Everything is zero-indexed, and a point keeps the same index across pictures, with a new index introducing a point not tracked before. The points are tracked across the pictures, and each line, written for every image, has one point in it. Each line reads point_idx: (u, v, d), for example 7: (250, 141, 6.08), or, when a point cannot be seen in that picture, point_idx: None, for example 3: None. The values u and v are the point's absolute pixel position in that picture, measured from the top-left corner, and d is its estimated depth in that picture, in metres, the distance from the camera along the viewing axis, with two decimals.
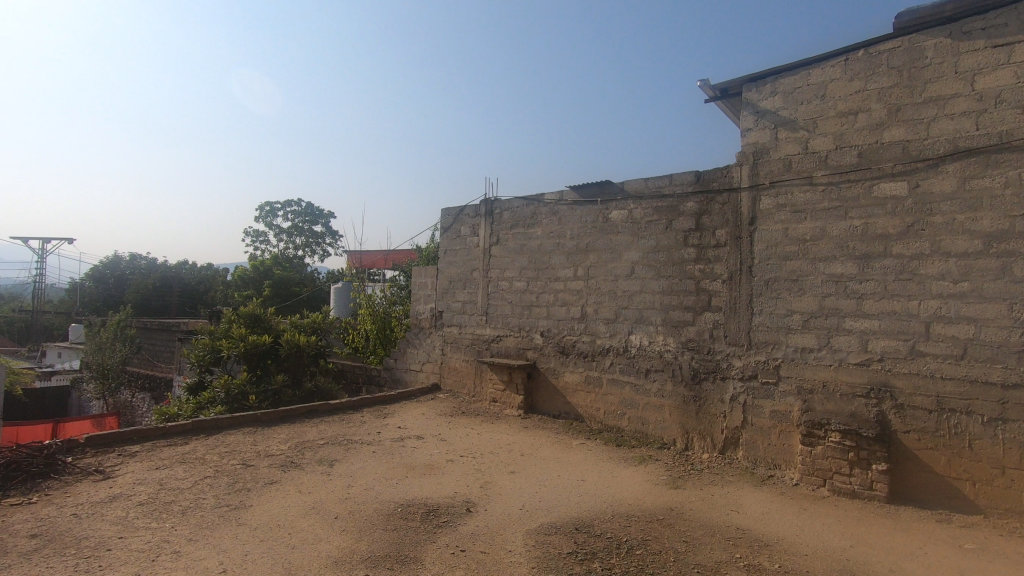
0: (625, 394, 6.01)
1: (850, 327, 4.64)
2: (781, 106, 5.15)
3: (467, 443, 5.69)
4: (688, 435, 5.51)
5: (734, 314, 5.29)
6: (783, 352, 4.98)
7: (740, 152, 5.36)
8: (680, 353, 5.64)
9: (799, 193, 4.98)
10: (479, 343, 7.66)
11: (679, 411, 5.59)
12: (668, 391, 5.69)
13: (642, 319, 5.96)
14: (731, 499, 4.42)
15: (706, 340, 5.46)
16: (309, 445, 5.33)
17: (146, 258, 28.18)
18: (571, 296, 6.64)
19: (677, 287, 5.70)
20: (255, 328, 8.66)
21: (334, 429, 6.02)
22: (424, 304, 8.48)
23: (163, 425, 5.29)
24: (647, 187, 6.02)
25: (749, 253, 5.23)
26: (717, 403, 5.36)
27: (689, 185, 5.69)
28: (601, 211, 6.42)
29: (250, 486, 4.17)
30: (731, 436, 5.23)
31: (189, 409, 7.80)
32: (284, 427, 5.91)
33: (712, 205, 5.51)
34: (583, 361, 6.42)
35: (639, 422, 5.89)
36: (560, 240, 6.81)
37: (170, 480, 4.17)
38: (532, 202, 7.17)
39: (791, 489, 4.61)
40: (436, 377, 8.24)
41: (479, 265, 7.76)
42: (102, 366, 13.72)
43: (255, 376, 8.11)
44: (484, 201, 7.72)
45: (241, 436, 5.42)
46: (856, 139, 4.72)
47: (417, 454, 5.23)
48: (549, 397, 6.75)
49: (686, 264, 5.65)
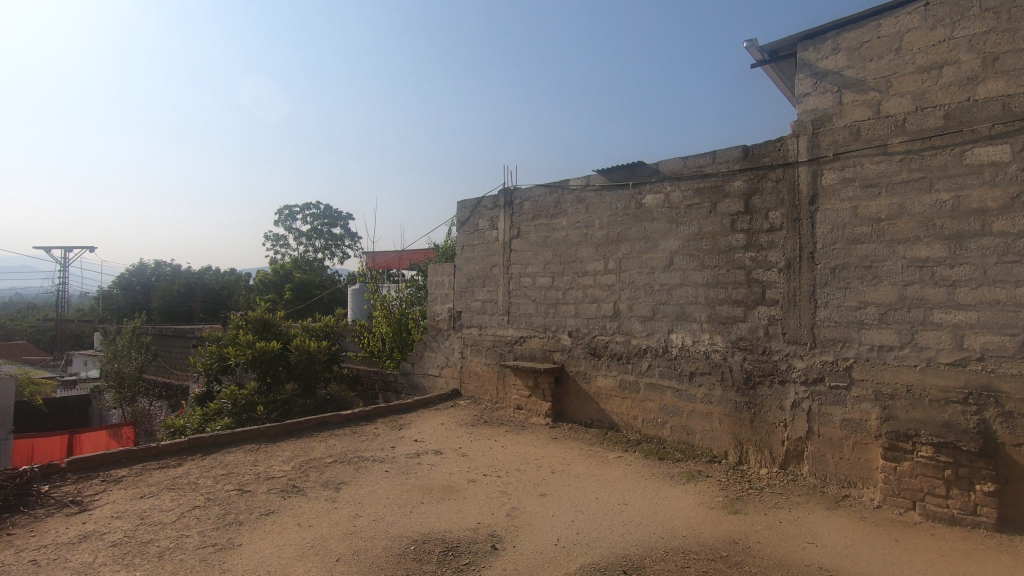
0: (667, 400, 5.35)
1: (940, 321, 3.93)
2: (846, 65, 4.43)
3: (490, 458, 5.10)
4: (742, 447, 4.83)
5: (794, 308, 4.60)
6: (856, 351, 4.27)
7: (797, 121, 4.66)
8: (730, 354, 4.97)
9: (870, 164, 4.26)
10: (500, 345, 7.06)
11: (731, 419, 4.92)
12: (717, 397, 5.02)
13: (684, 316, 5.29)
14: (803, 526, 3.75)
15: (760, 338, 4.79)
16: (315, 464, 4.79)
17: (169, 266, 28.30)
18: (601, 292, 5.99)
19: (724, 278, 5.02)
20: (264, 334, 8.21)
21: (344, 444, 5.48)
22: (441, 304, 7.91)
23: (156, 444, 4.81)
24: (686, 167, 5.36)
25: (810, 237, 4.52)
26: (775, 410, 4.68)
27: (735, 162, 5.01)
28: (633, 196, 5.77)
29: (242, 519, 3.63)
30: (794, 449, 4.55)
31: (196, 422, 7.34)
32: (290, 443, 5.39)
33: (764, 183, 4.82)
34: (617, 364, 5.78)
35: (683, 432, 5.22)
36: (588, 231, 6.16)
37: (152, 513, 3.66)
38: (555, 189, 6.54)
39: (874, 513, 3.91)
40: (455, 381, 7.67)
41: (499, 260, 7.15)
42: (118, 374, 13.60)
43: (264, 386, 7.60)
44: (503, 191, 7.12)
45: (242, 455, 4.91)
46: (942, 98, 3.99)
47: (435, 474, 4.65)
48: (580, 404, 6.12)
49: (735, 252, 4.96)
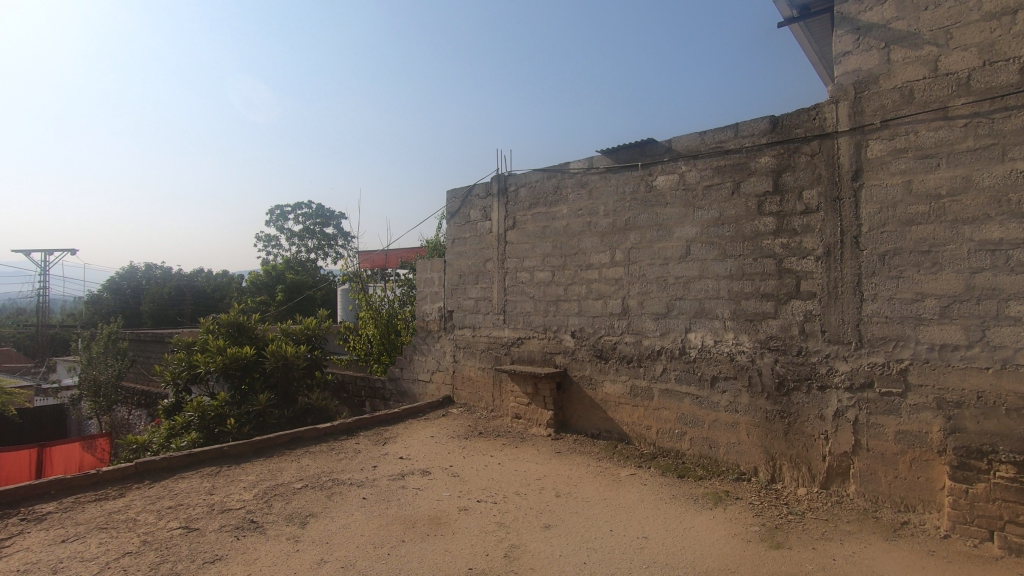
0: (685, 408, 4.71)
1: (1018, 315, 3.29)
2: (894, 16, 3.79)
3: (484, 479, 4.44)
4: (775, 463, 4.19)
5: (835, 302, 3.96)
6: (912, 351, 3.63)
7: (835, 86, 4.03)
8: (759, 356, 4.33)
9: (926, 130, 3.62)
10: (496, 347, 6.40)
11: (761, 430, 4.28)
12: (744, 405, 4.38)
13: (704, 313, 4.65)
14: (861, 564, 3.11)
15: (795, 338, 4.15)
16: (281, 492, 4.13)
17: (160, 268, 27.66)
18: (608, 288, 5.34)
19: (751, 269, 4.38)
20: (238, 338, 7.51)
21: (319, 464, 4.82)
22: (431, 303, 7.25)
23: (96, 471, 4.14)
24: (704, 143, 4.72)
25: (853, 219, 3.89)
26: (814, 420, 4.04)
27: (762, 135, 4.37)
28: (642, 177, 5.12)
29: (179, 568, 2.97)
30: (838, 466, 3.91)
31: (161, 437, 6.65)
32: (257, 464, 4.73)
33: (796, 158, 4.18)
34: (627, 368, 5.14)
35: (705, 445, 4.58)
36: (591, 218, 5.51)
37: (71, 562, 3.01)
38: (554, 173, 5.88)
39: (942, 545, 3.28)
40: (448, 388, 7.02)
41: (493, 254, 6.50)
42: (94, 381, 12.83)
43: (237, 396, 6.91)
44: (497, 178, 6.47)
45: (197, 481, 4.25)
46: (1016, 48, 3.34)
47: (421, 500, 4.00)
48: (586, 412, 5.47)
49: (763, 238, 4.32)
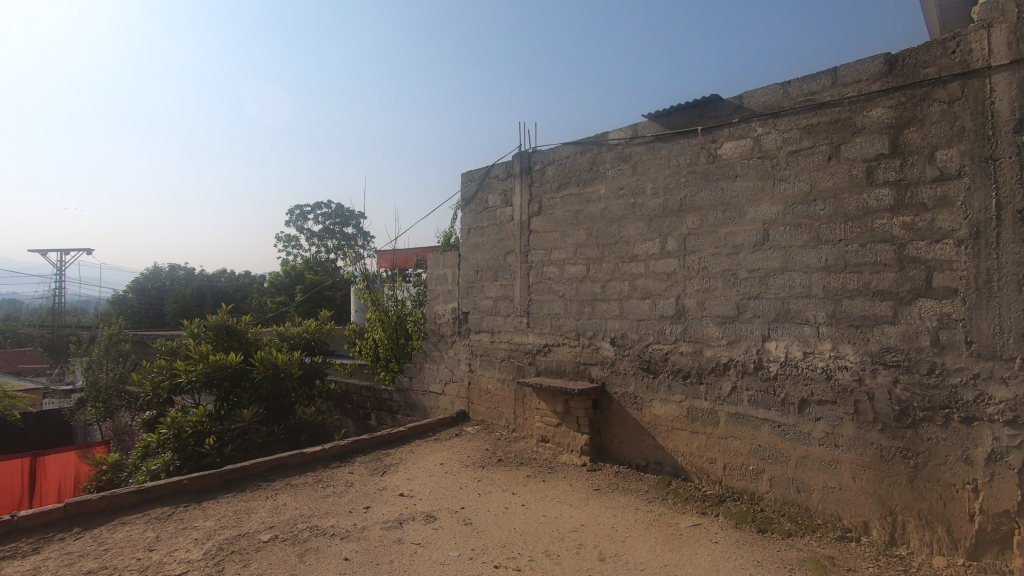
0: (763, 440, 3.65)
1: None
2: None
3: (504, 531, 3.45)
4: (896, 519, 3.11)
5: (989, 302, 2.85)
6: None
7: (985, 7, 2.95)
8: (869, 374, 3.25)
9: None
10: (518, 356, 5.40)
11: (874, 474, 3.20)
12: (847, 439, 3.31)
13: (789, 316, 3.58)
14: None
15: (924, 351, 3.06)
16: (242, 547, 3.18)
17: (180, 269, 27.32)
18: (657, 284, 4.30)
19: (858, 258, 3.30)
20: (225, 344, 6.63)
21: (299, 503, 3.87)
22: (443, 304, 6.29)
23: (8, 517, 3.23)
24: (788, 97, 3.66)
25: (1017, 187, 2.79)
26: (955, 464, 2.94)
27: (873, 81, 3.29)
28: (702, 145, 4.07)
29: None
30: (994, 530, 2.81)
31: (134, 459, 5.81)
32: (221, 504, 3.80)
33: (924, 107, 3.09)
34: (683, 384, 4.09)
35: (791, 489, 3.51)
36: (636, 198, 4.47)
37: None
38: (588, 146, 4.86)
39: None
40: (462, 402, 6.05)
41: (515, 246, 5.50)
42: (95, 385, 12.17)
43: (222, 411, 6.02)
44: (519, 155, 5.47)
45: (139, 531, 3.33)
46: None
47: (420, 564, 3.02)
48: (629, 438, 4.44)
49: (875, 218, 3.24)
